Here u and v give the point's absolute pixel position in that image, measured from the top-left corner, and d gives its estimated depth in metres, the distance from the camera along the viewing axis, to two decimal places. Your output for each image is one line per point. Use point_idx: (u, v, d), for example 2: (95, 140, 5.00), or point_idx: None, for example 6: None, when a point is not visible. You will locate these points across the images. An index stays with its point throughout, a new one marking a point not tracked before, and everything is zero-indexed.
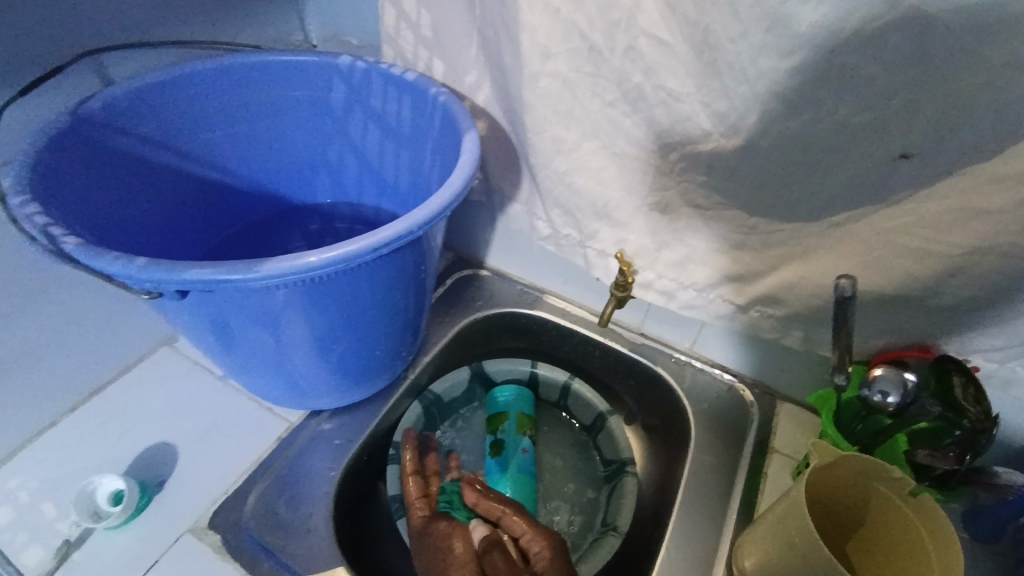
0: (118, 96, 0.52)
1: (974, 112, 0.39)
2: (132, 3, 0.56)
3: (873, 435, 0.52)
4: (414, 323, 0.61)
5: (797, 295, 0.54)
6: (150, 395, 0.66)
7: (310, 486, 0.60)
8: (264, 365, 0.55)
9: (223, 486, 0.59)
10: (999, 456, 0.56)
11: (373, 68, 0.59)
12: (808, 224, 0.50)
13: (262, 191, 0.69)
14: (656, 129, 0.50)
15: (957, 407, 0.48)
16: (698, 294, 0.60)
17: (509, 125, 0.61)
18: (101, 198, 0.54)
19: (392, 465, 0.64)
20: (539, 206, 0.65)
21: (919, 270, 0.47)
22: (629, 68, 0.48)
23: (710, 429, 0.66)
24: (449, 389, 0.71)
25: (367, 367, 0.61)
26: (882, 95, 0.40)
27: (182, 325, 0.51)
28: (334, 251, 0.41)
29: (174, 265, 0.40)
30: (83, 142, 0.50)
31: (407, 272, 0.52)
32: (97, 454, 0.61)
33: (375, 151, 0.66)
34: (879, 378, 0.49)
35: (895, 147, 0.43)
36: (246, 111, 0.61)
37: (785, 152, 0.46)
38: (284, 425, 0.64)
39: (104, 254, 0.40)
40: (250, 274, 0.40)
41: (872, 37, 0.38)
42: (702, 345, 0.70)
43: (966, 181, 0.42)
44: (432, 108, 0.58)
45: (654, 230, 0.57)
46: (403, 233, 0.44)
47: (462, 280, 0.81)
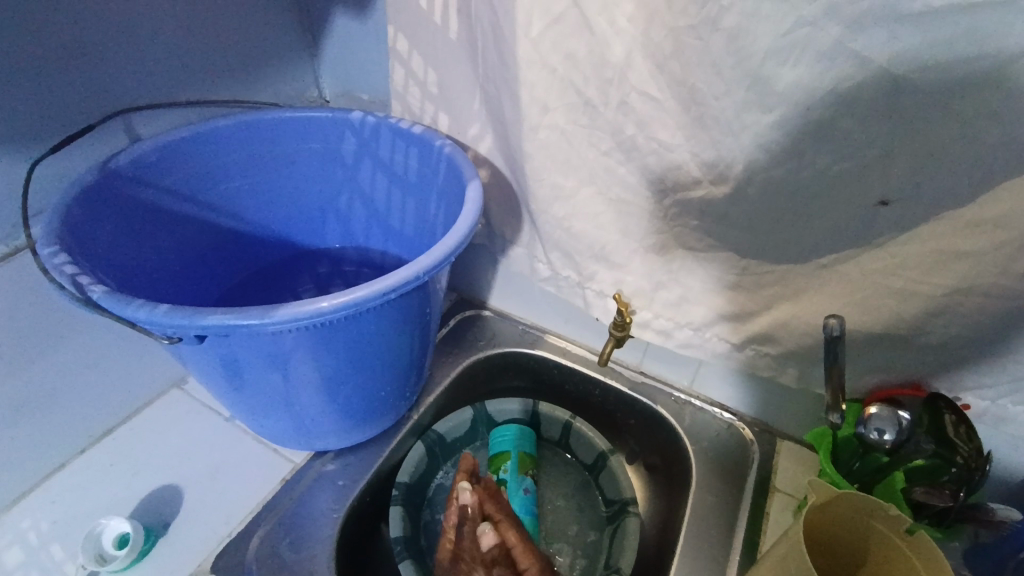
0: (143, 151, 0.56)
1: (946, 163, 0.42)
2: (159, 65, 0.61)
3: (872, 473, 0.53)
4: (419, 364, 0.63)
5: (790, 334, 0.56)
6: (158, 437, 0.67)
7: (313, 527, 0.60)
8: (273, 406, 0.56)
9: (228, 528, 0.60)
10: (998, 492, 0.56)
11: (383, 122, 0.63)
12: (797, 266, 0.52)
13: (274, 237, 0.72)
14: (650, 176, 0.53)
15: (951, 445, 0.49)
16: (695, 333, 0.61)
17: (509, 173, 0.64)
18: (123, 246, 0.56)
19: (395, 505, 0.65)
20: (539, 248, 0.67)
21: (905, 310, 0.48)
22: (622, 121, 0.51)
23: (711, 467, 0.67)
24: (453, 428, 0.72)
25: (373, 408, 0.62)
26: (858, 148, 0.43)
27: (196, 367, 0.53)
28: (345, 296, 0.44)
29: (194, 311, 0.42)
30: (109, 194, 0.54)
31: (413, 314, 0.54)
32: (104, 496, 0.62)
33: (383, 198, 0.69)
34: (874, 416, 0.50)
35: (874, 194, 0.45)
36: (262, 162, 0.64)
37: (771, 199, 0.49)
38: (290, 466, 0.65)
39: (129, 301, 0.42)
40: (266, 318, 0.42)
41: (845, 95, 0.41)
42: (701, 384, 0.71)
43: (944, 225, 0.44)
44: (437, 158, 0.62)
45: (650, 272, 0.60)
46: (410, 278, 0.46)
47: (465, 321, 0.83)
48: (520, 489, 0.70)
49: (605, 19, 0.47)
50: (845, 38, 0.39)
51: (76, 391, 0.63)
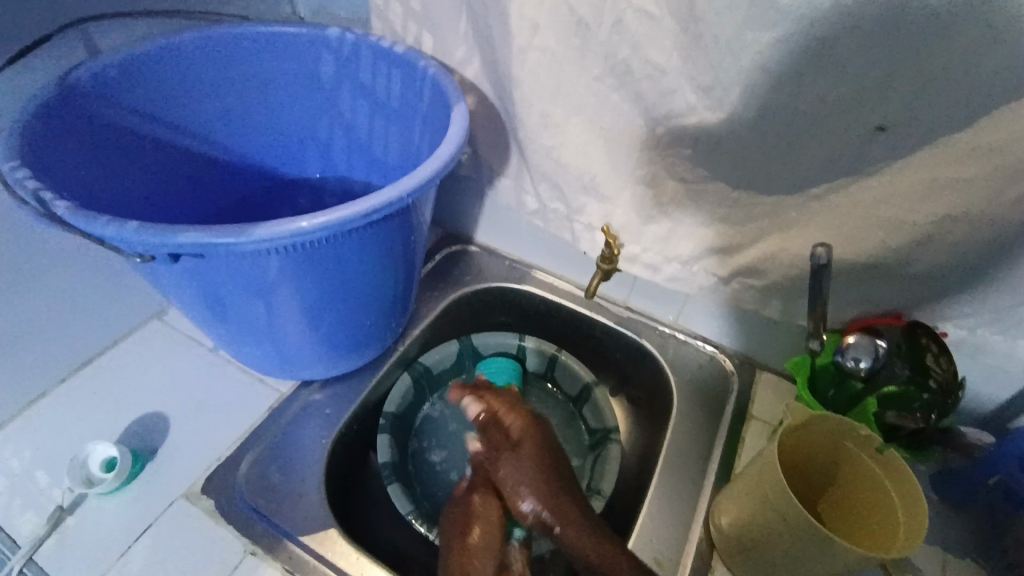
0: (104, 64, 0.52)
1: (946, 88, 0.41)
2: None
3: (847, 400, 0.54)
4: (403, 296, 0.62)
5: (777, 267, 0.56)
6: (140, 367, 0.66)
7: (301, 454, 0.60)
8: (255, 334, 0.55)
9: (216, 454, 0.60)
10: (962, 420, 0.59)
11: (362, 41, 0.59)
12: (788, 198, 0.52)
13: (251, 165, 0.69)
14: (644, 103, 0.51)
15: (924, 370, 0.50)
16: (682, 267, 0.61)
17: (498, 99, 0.61)
18: (89, 167, 0.53)
19: (382, 432, 0.66)
20: (527, 180, 0.66)
21: (892, 241, 0.48)
22: (617, 42, 0.49)
23: (693, 398, 0.68)
24: (440, 360, 0.73)
25: (358, 338, 0.61)
26: (859, 71, 0.42)
27: (173, 295, 0.51)
28: (325, 216, 0.42)
29: (167, 229, 0.40)
30: (70, 109, 0.50)
31: (397, 241, 0.53)
32: (88, 424, 0.62)
33: (364, 124, 0.66)
34: (852, 345, 0.52)
35: (871, 120, 0.44)
36: (235, 82, 0.61)
37: (767, 126, 0.47)
38: (276, 395, 0.65)
39: (97, 218, 0.40)
40: (243, 238, 0.40)
41: (851, 11, 0.39)
42: (686, 318, 0.72)
43: (938, 153, 0.43)
44: (421, 80, 0.58)
45: (640, 205, 0.59)
46: (393, 200, 0.44)
47: (450, 256, 0.82)
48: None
49: None
50: None
51: (51, 319, 0.61)
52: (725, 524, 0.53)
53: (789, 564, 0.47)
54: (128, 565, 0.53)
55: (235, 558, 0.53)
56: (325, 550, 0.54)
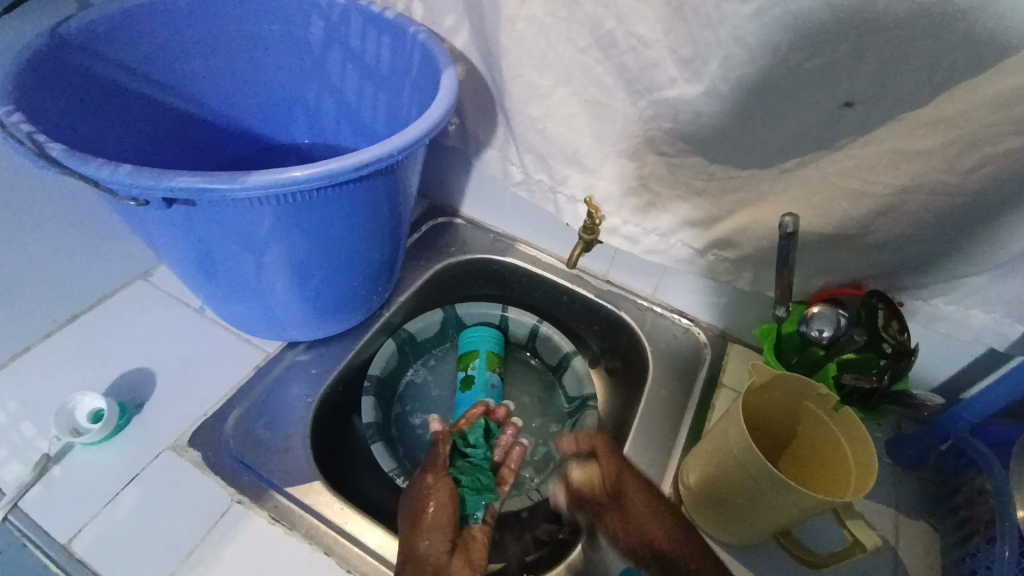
0: (95, 16, 0.52)
1: (908, 64, 0.43)
2: None
3: (809, 365, 0.57)
4: (388, 259, 0.63)
5: (748, 239, 0.58)
6: (124, 325, 0.67)
7: (287, 411, 0.62)
8: (243, 290, 0.56)
9: (203, 409, 0.61)
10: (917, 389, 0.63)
11: (353, 5, 0.60)
12: (761, 171, 0.54)
13: (240, 127, 0.70)
14: (626, 75, 0.53)
15: (881, 335, 0.53)
16: (660, 239, 0.64)
17: (485, 70, 0.62)
18: (76, 117, 0.53)
19: (366, 395, 0.67)
20: (512, 151, 0.67)
21: (855, 211, 0.51)
22: (602, 14, 0.51)
23: (668, 367, 0.71)
24: (423, 328, 0.74)
25: (344, 299, 0.63)
26: (828, 46, 0.44)
27: (161, 248, 0.52)
28: (316, 168, 0.43)
29: (160, 173, 0.40)
30: (61, 58, 0.50)
31: (385, 201, 0.54)
32: (73, 378, 0.62)
33: (353, 91, 0.67)
34: (816, 316, 0.55)
35: (839, 95, 0.46)
36: (225, 41, 0.61)
37: (743, 100, 0.49)
38: (262, 355, 0.66)
39: (91, 160, 0.40)
40: (236, 185, 0.41)
41: None
42: (663, 292, 0.75)
43: (899, 127, 0.46)
44: (411, 47, 0.59)
45: (621, 178, 0.61)
46: (383, 156, 0.46)
47: (436, 228, 0.83)
48: (488, 384, 0.72)
49: None
50: None
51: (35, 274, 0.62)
52: (693, 481, 0.56)
53: (750, 514, 0.51)
54: (115, 513, 0.54)
55: (221, 506, 0.55)
56: (309, 500, 0.56)
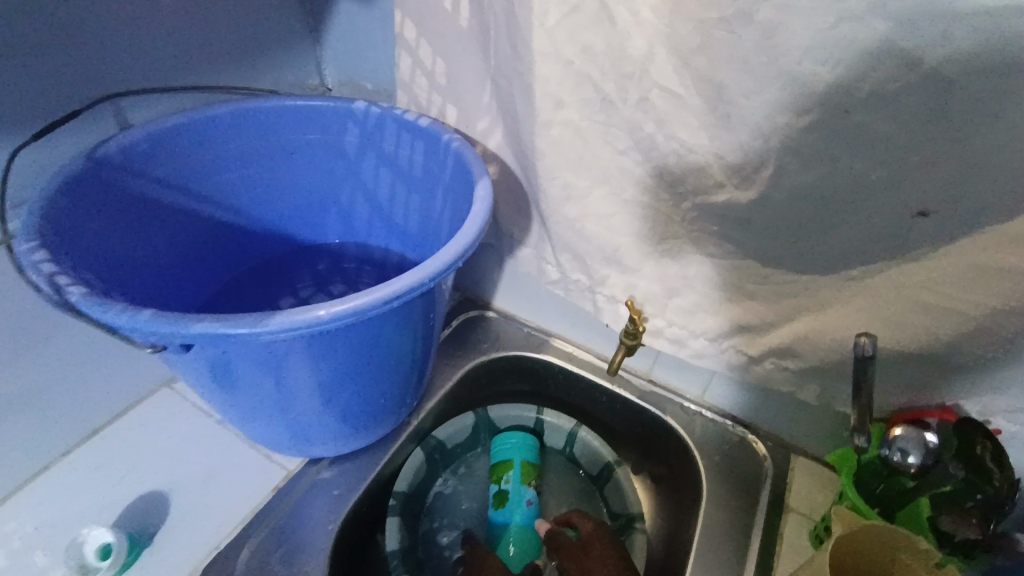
0: (133, 139, 0.53)
1: (993, 173, 0.39)
2: (157, 50, 0.58)
3: (895, 496, 0.51)
4: (418, 370, 0.60)
5: (812, 348, 0.53)
6: (144, 439, 0.64)
7: (306, 538, 0.57)
8: (265, 411, 0.53)
9: (217, 539, 0.57)
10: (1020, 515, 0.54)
11: (387, 114, 0.59)
12: (823, 277, 0.49)
13: (272, 231, 0.69)
14: (669, 178, 0.50)
15: (984, 472, 0.47)
16: (709, 344, 0.59)
17: (519, 170, 0.61)
18: (111, 241, 0.53)
19: (392, 515, 0.62)
20: (548, 250, 0.64)
21: (939, 328, 0.45)
22: (641, 118, 0.48)
23: (724, 483, 0.64)
24: (453, 434, 0.69)
25: (371, 414, 0.59)
26: (896, 155, 0.40)
27: (184, 372, 0.50)
28: (344, 304, 0.40)
29: (179, 317, 0.38)
30: (94, 185, 0.50)
31: (415, 319, 0.51)
32: (88, 502, 0.59)
33: (385, 192, 0.66)
34: (899, 437, 0.49)
35: (912, 204, 0.42)
36: (258, 153, 0.61)
37: (800, 206, 0.45)
38: (283, 474, 0.62)
39: (111, 305, 0.39)
40: (258, 327, 0.39)
41: (888, 96, 0.38)
42: (713, 395, 0.69)
43: (986, 239, 0.41)
44: (444, 153, 0.58)
45: (664, 278, 0.57)
46: (415, 285, 0.43)
47: (468, 322, 0.80)
48: (523, 500, 0.66)
49: (626, 9, 0.44)
50: (893, 35, 0.36)
51: (57, 391, 0.60)
52: None
53: None
54: None
55: None
56: None
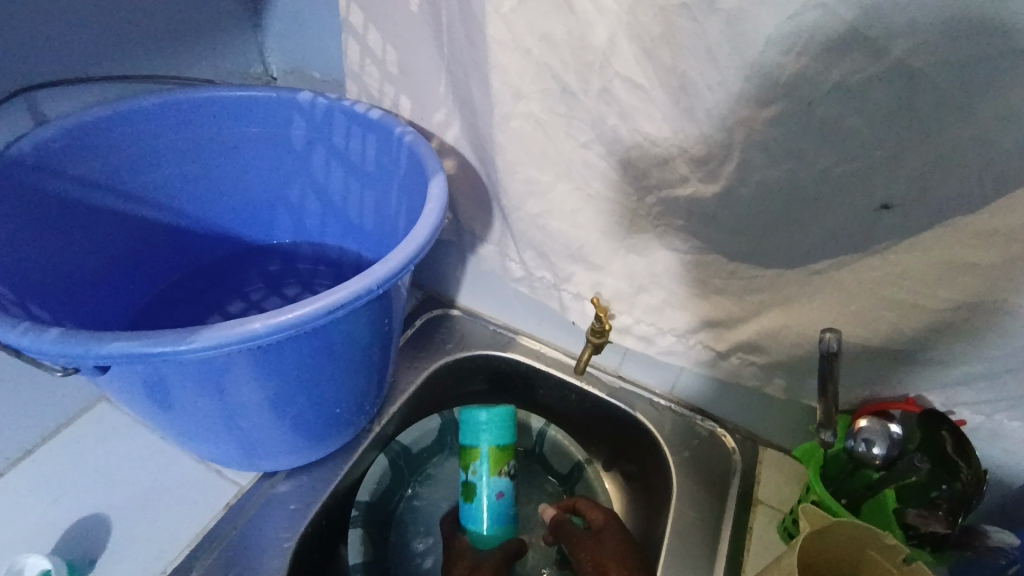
0: (47, 135, 0.48)
1: (958, 166, 0.38)
2: (68, 37, 0.54)
3: (862, 490, 0.50)
4: (376, 376, 0.57)
5: (779, 343, 0.52)
6: (79, 459, 0.59)
7: (260, 557, 0.54)
8: (208, 427, 0.50)
9: (162, 564, 0.53)
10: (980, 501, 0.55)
11: (335, 105, 0.56)
12: (790, 271, 0.48)
13: (217, 231, 0.65)
14: (633, 172, 0.48)
15: (949, 464, 0.47)
16: (677, 340, 0.57)
17: (479, 164, 0.58)
18: (27, 248, 0.48)
19: (354, 528, 0.59)
20: (511, 246, 0.62)
21: (906, 323, 0.45)
22: (603, 110, 0.46)
23: (694, 479, 0.63)
24: (418, 439, 0.66)
25: (326, 425, 0.56)
26: (862, 149, 0.39)
27: (114, 391, 0.46)
28: (284, 315, 0.37)
29: (93, 337, 0.35)
30: (2, 188, 0.45)
31: (368, 325, 0.48)
32: (17, 531, 0.55)
33: (338, 189, 0.62)
34: (864, 429, 0.48)
35: (877, 197, 0.41)
36: (194, 149, 0.57)
37: (766, 200, 0.44)
38: (235, 490, 0.58)
39: (16, 325, 0.35)
40: (187, 343, 0.36)
41: (854, 88, 0.37)
42: (682, 390, 0.68)
43: (951, 233, 0.41)
44: (397, 147, 0.55)
45: (631, 274, 0.55)
46: (363, 292, 0.40)
47: (432, 321, 0.77)
48: (493, 492, 0.61)
49: None
50: (860, 25, 0.35)
51: None
52: None
53: None
54: None
55: None
56: None
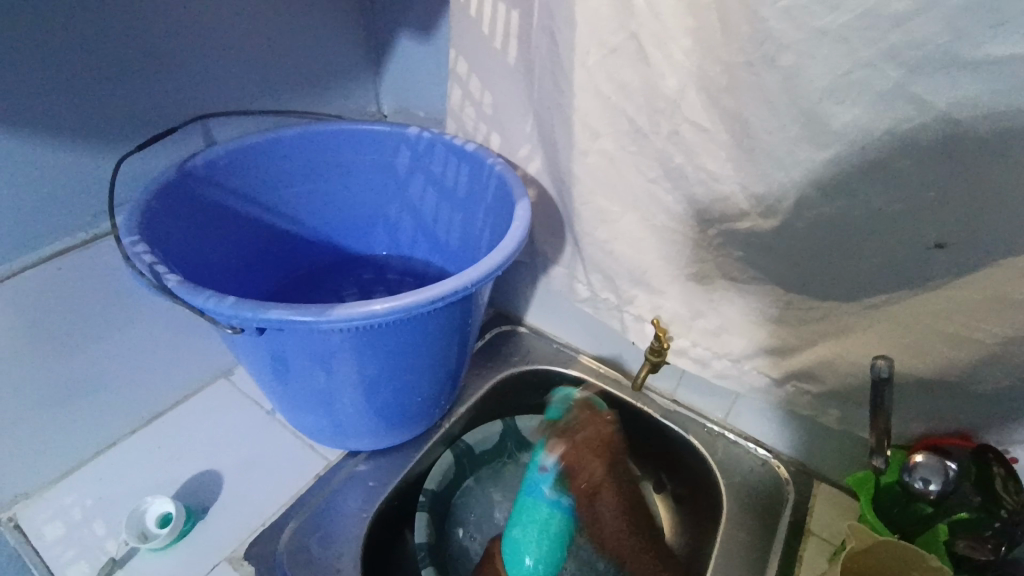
0: (218, 153, 0.60)
1: (1004, 210, 0.41)
2: (240, 77, 0.65)
3: (913, 523, 0.52)
4: (454, 374, 0.64)
5: (833, 372, 0.55)
6: (201, 425, 0.71)
7: (344, 525, 0.62)
8: (314, 402, 0.58)
9: (261, 518, 0.62)
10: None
11: (437, 139, 0.65)
12: (843, 304, 0.52)
13: (326, 241, 0.75)
14: (696, 205, 0.53)
15: (996, 497, 0.48)
16: (732, 365, 0.61)
17: (556, 193, 0.65)
18: (193, 242, 0.60)
19: (421, 511, 0.66)
20: (579, 269, 0.68)
21: (957, 357, 0.48)
22: (671, 149, 0.52)
23: (744, 504, 0.65)
24: (481, 440, 0.72)
25: (407, 413, 0.63)
26: (912, 190, 0.43)
27: (246, 360, 0.56)
28: (396, 302, 0.46)
29: (257, 305, 0.46)
30: (184, 192, 0.58)
31: (455, 324, 0.56)
32: (151, 476, 0.66)
33: (431, 210, 0.72)
34: (920, 464, 0.49)
35: (928, 236, 0.45)
36: (321, 170, 0.68)
37: (820, 235, 0.48)
38: (323, 463, 0.67)
39: (201, 292, 0.46)
40: (322, 317, 0.45)
41: (903, 136, 0.41)
42: (736, 417, 0.70)
43: (1002, 271, 0.43)
44: (487, 176, 0.64)
45: (690, 300, 0.59)
46: (457, 289, 0.49)
47: (500, 335, 0.84)
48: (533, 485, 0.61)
49: (660, 52, 0.48)
50: (905, 81, 0.39)
51: (130, 375, 0.67)
52: None
53: None
54: None
55: None
56: None
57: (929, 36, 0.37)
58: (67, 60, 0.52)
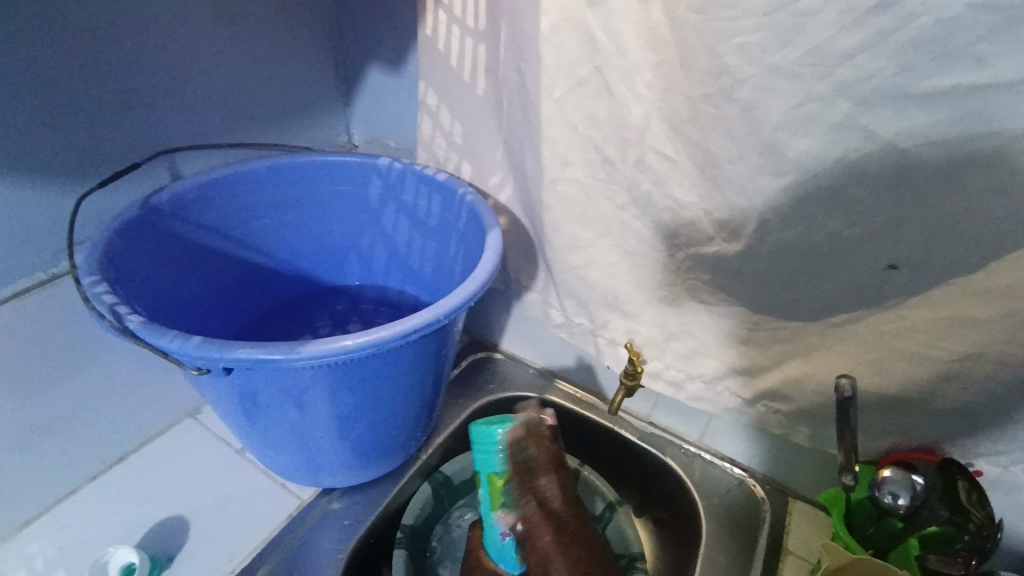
0: (184, 188, 0.59)
1: (951, 233, 0.44)
2: (206, 110, 0.65)
3: (887, 538, 0.53)
4: (430, 405, 0.64)
5: (802, 391, 0.56)
6: (166, 467, 0.68)
7: (317, 568, 0.59)
8: (285, 439, 0.57)
9: (232, 564, 0.60)
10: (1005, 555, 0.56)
11: (408, 169, 0.66)
12: (808, 324, 0.53)
13: (297, 272, 0.74)
14: (664, 231, 0.54)
15: (964, 511, 0.50)
16: (706, 386, 0.61)
17: (528, 220, 0.66)
18: (157, 277, 0.59)
19: (398, 548, 0.63)
20: (553, 294, 0.68)
21: (916, 373, 0.49)
22: (638, 177, 0.53)
23: (723, 524, 0.66)
24: (459, 471, 0.70)
25: (383, 447, 0.62)
26: (865, 215, 0.45)
27: (214, 398, 0.54)
28: (369, 336, 0.46)
29: (224, 345, 0.45)
30: (149, 228, 0.57)
31: (430, 355, 0.55)
32: (112, 524, 0.63)
33: (403, 239, 0.72)
34: (888, 479, 0.51)
35: (883, 259, 0.47)
36: (291, 202, 0.67)
37: (783, 259, 0.50)
38: (297, 502, 0.65)
39: (165, 332, 0.45)
40: (293, 354, 0.45)
41: (855, 164, 0.43)
42: (712, 438, 0.71)
43: (952, 290, 0.46)
44: (459, 205, 0.64)
45: (662, 322, 0.60)
46: (431, 321, 0.48)
47: (476, 362, 0.83)
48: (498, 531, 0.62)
49: (625, 85, 0.50)
50: (854, 114, 0.41)
51: (90, 417, 0.64)
52: None
53: None
54: None
55: None
56: None
57: (874, 72, 0.40)
58: (27, 97, 0.51)
